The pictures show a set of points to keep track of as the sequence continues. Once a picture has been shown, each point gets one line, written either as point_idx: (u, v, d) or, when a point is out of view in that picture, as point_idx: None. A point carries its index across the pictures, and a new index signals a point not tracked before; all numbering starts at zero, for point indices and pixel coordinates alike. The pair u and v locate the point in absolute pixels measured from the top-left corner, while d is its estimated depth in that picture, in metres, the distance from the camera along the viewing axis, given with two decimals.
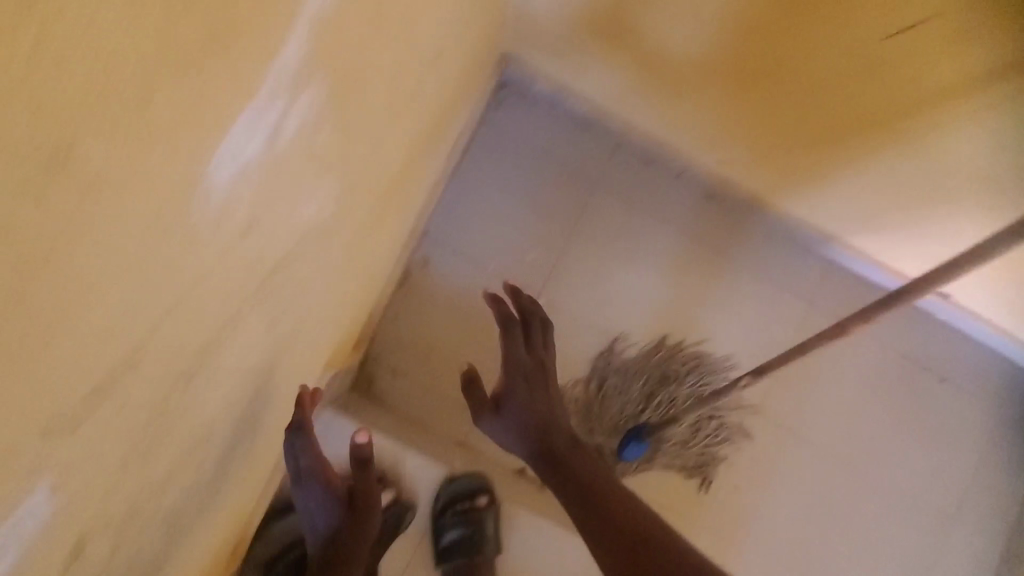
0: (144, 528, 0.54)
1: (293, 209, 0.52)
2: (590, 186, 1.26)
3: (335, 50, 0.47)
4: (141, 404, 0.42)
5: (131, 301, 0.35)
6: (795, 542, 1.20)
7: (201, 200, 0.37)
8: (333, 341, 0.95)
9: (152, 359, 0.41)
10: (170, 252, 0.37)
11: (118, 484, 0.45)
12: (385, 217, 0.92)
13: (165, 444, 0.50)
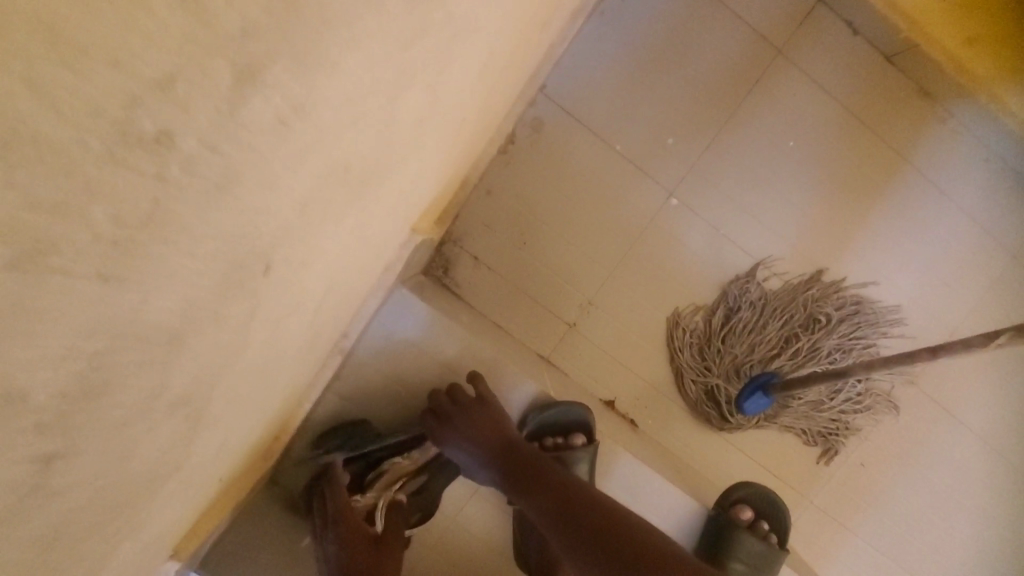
0: (167, 505, 0.38)
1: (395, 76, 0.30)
2: (772, 56, 0.94)
3: None
4: (123, 408, 0.22)
5: (63, 255, 0.13)
6: (913, 521, 1.07)
7: (261, 14, 0.15)
8: (430, 227, 0.76)
9: (138, 345, 0.19)
10: (167, 137, 0.14)
11: (109, 502, 0.26)
12: (514, 69, 0.67)
13: (197, 416, 0.32)
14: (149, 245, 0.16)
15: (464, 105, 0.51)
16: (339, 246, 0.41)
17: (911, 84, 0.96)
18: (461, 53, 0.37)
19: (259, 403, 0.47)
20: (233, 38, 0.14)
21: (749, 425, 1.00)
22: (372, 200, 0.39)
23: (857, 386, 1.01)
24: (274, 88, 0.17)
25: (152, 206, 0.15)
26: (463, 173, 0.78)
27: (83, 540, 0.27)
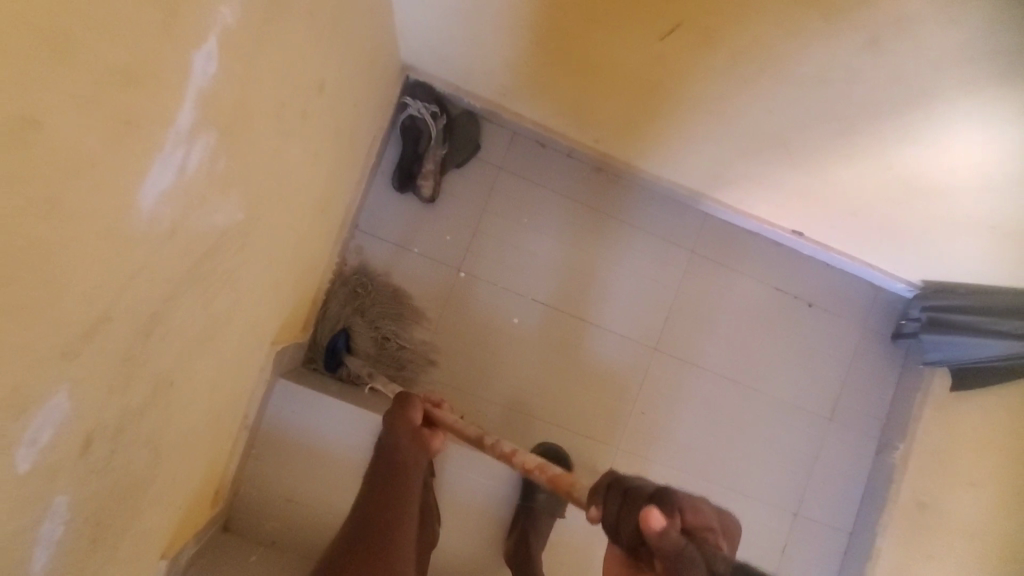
0: (159, 513, 0.80)
1: (215, 305, 0.75)
2: (497, 171, 1.46)
3: (223, 230, 0.69)
4: (137, 449, 0.66)
5: (121, 404, 0.59)
6: (694, 443, 1.56)
7: (150, 337, 0.60)
8: (291, 341, 1.20)
9: (137, 424, 0.64)
10: (134, 371, 0.59)
11: (135, 493, 0.70)
12: (314, 239, 1.14)
13: (165, 461, 0.76)
14: (133, 397, 0.61)
15: (274, 274, 0.96)
16: (217, 371, 0.85)
17: (588, 165, 1.50)
18: (248, 268, 0.83)
19: (196, 458, 0.89)
20: (145, 342, 0.59)
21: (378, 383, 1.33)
22: (223, 339, 0.82)
23: (621, 362, 1.52)
24: (157, 344, 0.62)
25: (134, 386, 0.60)
26: (308, 296, 1.24)
27: (129, 517, 0.70)
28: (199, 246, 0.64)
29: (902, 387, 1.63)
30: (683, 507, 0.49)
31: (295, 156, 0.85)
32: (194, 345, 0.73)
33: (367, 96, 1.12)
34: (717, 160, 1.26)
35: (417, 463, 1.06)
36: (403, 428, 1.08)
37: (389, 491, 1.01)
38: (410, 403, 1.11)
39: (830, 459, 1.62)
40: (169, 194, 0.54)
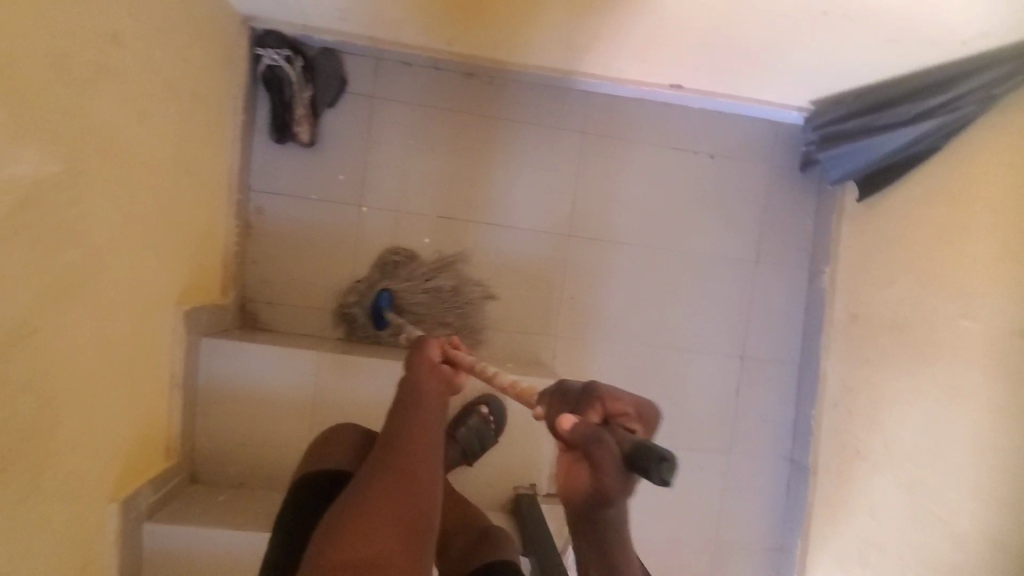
0: (82, 457, 0.90)
1: (64, 258, 0.82)
2: (370, 100, 1.49)
3: (41, 183, 0.75)
4: (15, 389, 0.74)
5: None
6: (627, 314, 1.62)
7: None
8: (205, 303, 1.27)
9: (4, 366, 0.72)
10: None
11: (34, 433, 0.78)
12: (192, 201, 1.19)
13: (63, 407, 0.84)
14: None
15: (144, 234, 1.02)
16: (101, 327, 0.92)
17: (458, 72, 1.52)
18: (99, 226, 0.89)
19: (113, 410, 0.97)
20: None
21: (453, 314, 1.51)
22: (92, 294, 0.89)
23: (538, 255, 1.58)
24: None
25: None
26: (211, 260, 1.30)
27: (37, 453, 0.79)
28: (8, 195, 0.70)
29: (820, 213, 1.67)
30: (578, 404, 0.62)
31: (113, 111, 0.90)
32: (52, 296, 0.80)
33: (198, 51, 1.15)
34: (562, 29, 1.27)
35: (438, 387, 0.84)
36: (426, 356, 0.90)
37: (409, 404, 0.81)
38: (428, 339, 0.95)
39: (765, 299, 1.67)
40: None
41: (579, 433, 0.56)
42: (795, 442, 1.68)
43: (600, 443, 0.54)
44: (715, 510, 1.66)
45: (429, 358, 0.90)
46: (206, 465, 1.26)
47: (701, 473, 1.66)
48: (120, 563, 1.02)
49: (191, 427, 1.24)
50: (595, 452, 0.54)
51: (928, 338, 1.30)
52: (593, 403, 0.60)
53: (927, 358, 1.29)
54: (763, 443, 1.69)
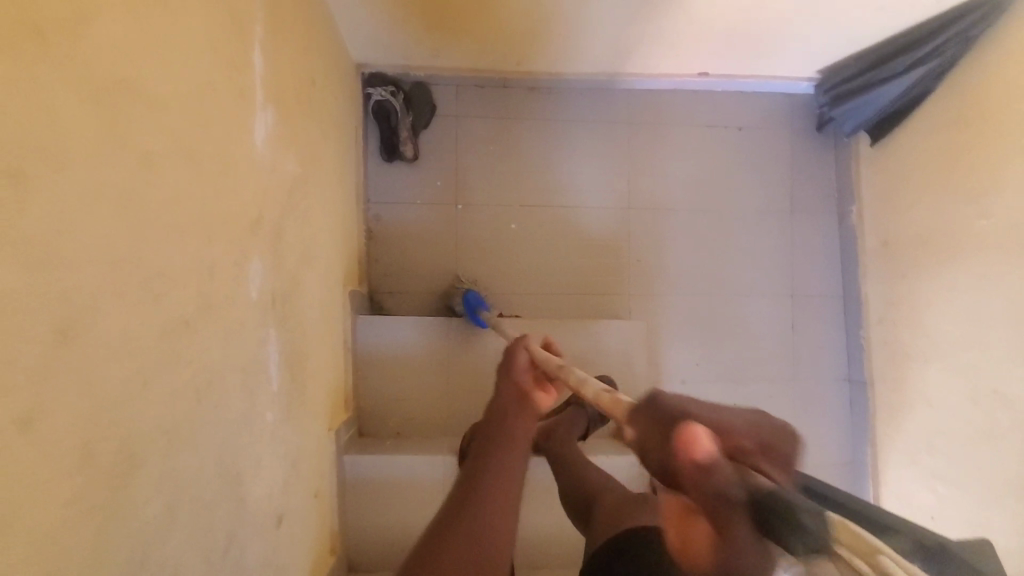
0: (318, 389, 1.19)
1: (304, 236, 1.13)
2: (456, 118, 1.83)
3: (295, 179, 1.07)
4: (294, 323, 1.04)
5: (280, 284, 0.97)
6: (687, 268, 1.90)
7: (282, 242, 0.99)
8: (355, 289, 1.58)
9: (291, 304, 1.02)
10: (280, 264, 0.98)
11: (302, 359, 1.08)
12: (344, 207, 1.51)
13: (309, 345, 1.14)
14: (284, 282, 0.99)
15: (328, 227, 1.34)
16: (318, 292, 1.23)
17: (522, 87, 1.85)
18: (313, 215, 1.21)
19: (326, 360, 1.27)
20: (281, 243, 0.98)
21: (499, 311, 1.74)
22: (314, 266, 1.20)
23: (606, 227, 1.87)
24: (285, 248, 1.00)
25: (283, 275, 0.99)
26: (354, 256, 1.61)
27: (304, 375, 1.09)
28: (287, 185, 1.02)
29: (839, 164, 1.94)
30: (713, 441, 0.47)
31: (313, 134, 1.23)
32: (301, 262, 1.11)
33: (340, 91, 1.49)
34: (612, 39, 1.60)
35: (529, 427, 0.86)
36: (517, 380, 0.94)
37: (504, 450, 0.81)
38: (515, 354, 0.98)
39: (804, 241, 1.94)
40: (268, 146, 0.92)
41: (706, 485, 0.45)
42: (851, 363, 1.91)
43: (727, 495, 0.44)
44: (790, 430, 1.88)
45: (517, 365, 0.96)
46: (369, 418, 1.58)
47: (773, 399, 1.89)
48: (336, 483, 1.30)
49: (356, 387, 1.57)
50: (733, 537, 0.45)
51: (953, 243, 1.55)
52: (718, 471, 0.45)
53: (955, 261, 1.54)
54: (823, 368, 1.92)
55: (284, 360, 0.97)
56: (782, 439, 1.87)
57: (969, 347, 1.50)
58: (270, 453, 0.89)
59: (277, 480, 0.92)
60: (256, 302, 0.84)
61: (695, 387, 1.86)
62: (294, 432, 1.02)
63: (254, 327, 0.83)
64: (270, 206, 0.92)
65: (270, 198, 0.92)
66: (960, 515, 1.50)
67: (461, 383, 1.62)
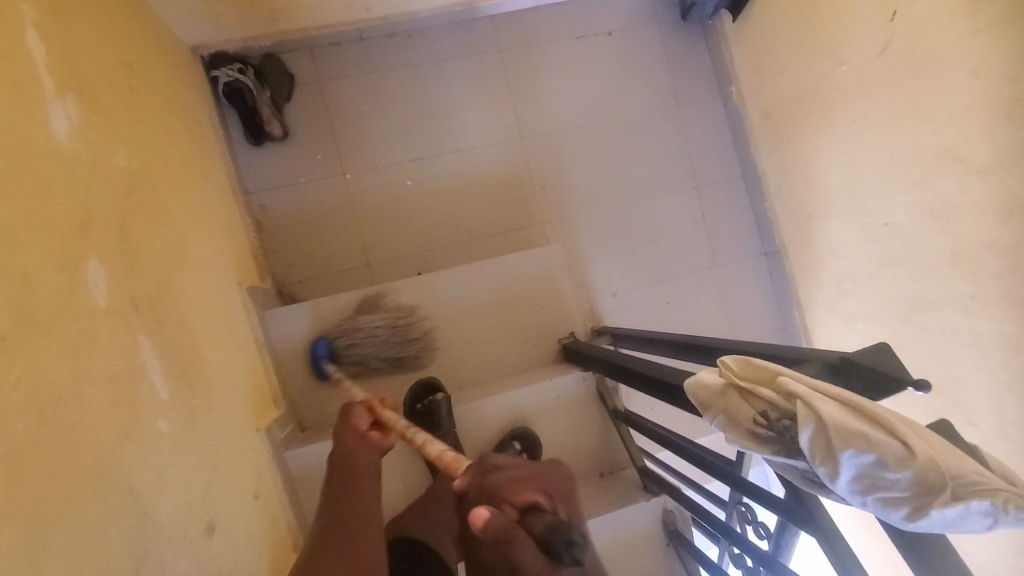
0: (228, 389, 1.12)
1: (163, 234, 1.04)
2: (320, 84, 1.73)
3: (130, 172, 0.98)
4: (171, 324, 0.97)
5: (137, 284, 0.89)
6: (591, 184, 1.90)
7: (127, 239, 0.90)
8: (255, 284, 1.49)
9: (159, 305, 0.94)
10: (133, 264, 0.89)
11: (195, 361, 1.01)
12: (215, 200, 1.41)
13: (202, 346, 1.06)
14: (143, 282, 0.91)
15: (198, 223, 1.24)
16: (201, 290, 1.14)
17: (380, 36, 1.76)
18: (170, 209, 1.11)
19: (233, 359, 1.19)
20: (126, 241, 0.89)
21: (387, 367, 1.55)
22: (187, 262, 1.12)
23: (503, 162, 1.84)
24: (136, 246, 0.92)
25: (139, 275, 0.91)
26: (246, 249, 1.52)
27: (203, 377, 1.03)
28: (121, 179, 0.93)
29: (711, 48, 1.97)
30: (506, 495, 0.58)
31: (147, 123, 1.12)
32: (165, 258, 1.02)
33: (175, 76, 1.37)
34: None
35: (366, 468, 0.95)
36: (353, 428, 1.04)
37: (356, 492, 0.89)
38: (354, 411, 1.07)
39: (695, 131, 1.97)
40: (77, 136, 0.83)
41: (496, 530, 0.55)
42: (764, 236, 1.98)
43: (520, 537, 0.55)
44: (723, 313, 1.95)
45: (346, 425, 1.04)
46: (307, 409, 1.53)
47: (701, 289, 1.94)
48: (283, 480, 1.25)
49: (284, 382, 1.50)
50: (524, 546, 0.54)
51: (823, 95, 1.60)
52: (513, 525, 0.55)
53: (828, 112, 1.60)
54: (740, 248, 1.98)
55: (163, 365, 0.90)
56: (717, 324, 1.94)
57: (856, 190, 1.58)
58: (171, 461, 0.84)
59: (192, 486, 0.87)
60: (107, 307, 0.78)
61: (627, 297, 1.89)
62: (203, 437, 0.95)
63: (108, 333, 0.77)
64: (98, 202, 0.83)
65: (95, 192, 0.83)
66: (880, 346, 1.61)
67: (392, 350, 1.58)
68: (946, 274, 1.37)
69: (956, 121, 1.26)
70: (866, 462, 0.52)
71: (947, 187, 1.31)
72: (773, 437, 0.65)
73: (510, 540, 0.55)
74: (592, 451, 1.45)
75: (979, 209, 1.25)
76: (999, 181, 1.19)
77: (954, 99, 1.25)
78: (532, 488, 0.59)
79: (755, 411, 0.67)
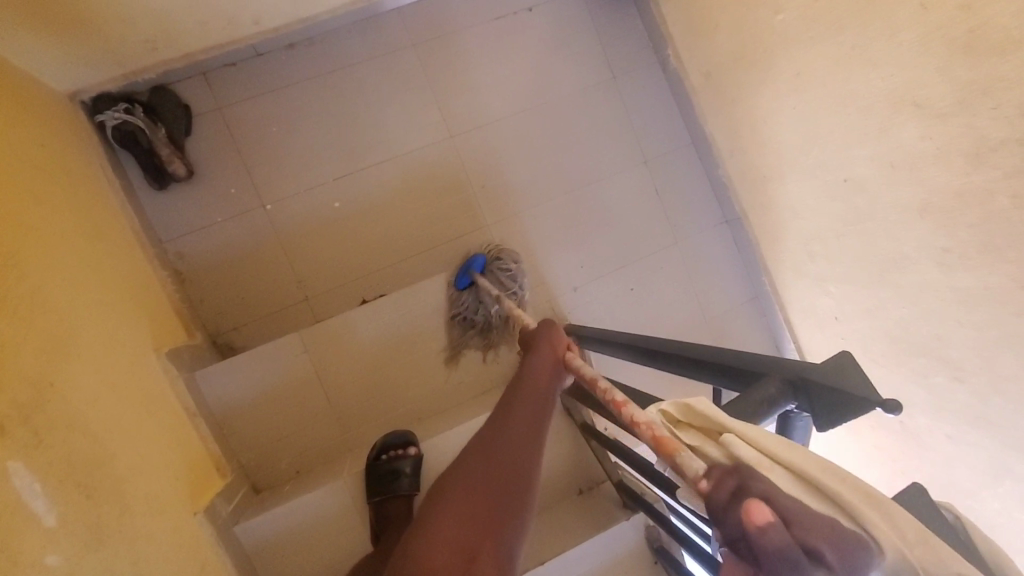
0: (152, 481, 1.01)
1: (42, 326, 0.92)
2: (222, 112, 1.58)
3: None
4: (61, 433, 0.85)
5: (8, 400, 0.78)
6: (535, 176, 1.78)
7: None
8: (180, 344, 1.37)
9: (41, 416, 0.83)
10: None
11: (99, 466, 0.90)
12: (116, 262, 1.27)
13: (110, 443, 0.95)
14: (16, 395, 0.80)
15: (95, 298, 1.12)
16: (104, 377, 1.03)
17: (281, 49, 1.61)
18: (51, 292, 0.99)
19: (156, 443, 1.09)
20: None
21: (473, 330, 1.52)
22: (81, 350, 1.00)
23: (437, 166, 1.71)
24: (1, 352, 0.80)
25: (10, 387, 0.79)
26: (165, 308, 1.39)
27: (114, 480, 0.92)
28: None
29: (642, 10, 1.83)
30: (784, 514, 0.44)
31: (9, 198, 0.98)
32: (48, 355, 0.90)
33: (47, 132, 1.22)
34: None
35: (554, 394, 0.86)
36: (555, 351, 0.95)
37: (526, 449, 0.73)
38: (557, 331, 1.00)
39: (635, 103, 1.85)
40: None
41: (763, 549, 0.42)
42: (723, 204, 1.88)
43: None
44: (690, 291, 1.86)
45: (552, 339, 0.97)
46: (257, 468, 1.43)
47: (664, 271, 1.85)
48: (233, 561, 1.15)
49: (228, 444, 1.39)
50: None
51: (763, 50, 1.48)
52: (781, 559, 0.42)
53: (772, 68, 1.48)
54: (700, 219, 1.89)
55: (53, 486, 0.79)
56: (685, 305, 1.85)
57: (811, 148, 1.47)
58: None
59: None
60: None
61: (588, 290, 1.79)
62: (120, 551, 0.85)
63: None
64: None
65: None
66: (855, 307, 1.53)
67: (344, 390, 1.48)
68: (915, 228, 1.28)
69: (906, 67, 1.16)
70: None
71: (905, 136, 1.22)
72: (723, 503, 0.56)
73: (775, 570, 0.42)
74: (566, 469, 1.37)
75: (942, 157, 1.16)
76: (961, 126, 1.09)
77: (902, 43, 1.15)
78: (818, 524, 0.43)
79: (701, 471, 0.57)
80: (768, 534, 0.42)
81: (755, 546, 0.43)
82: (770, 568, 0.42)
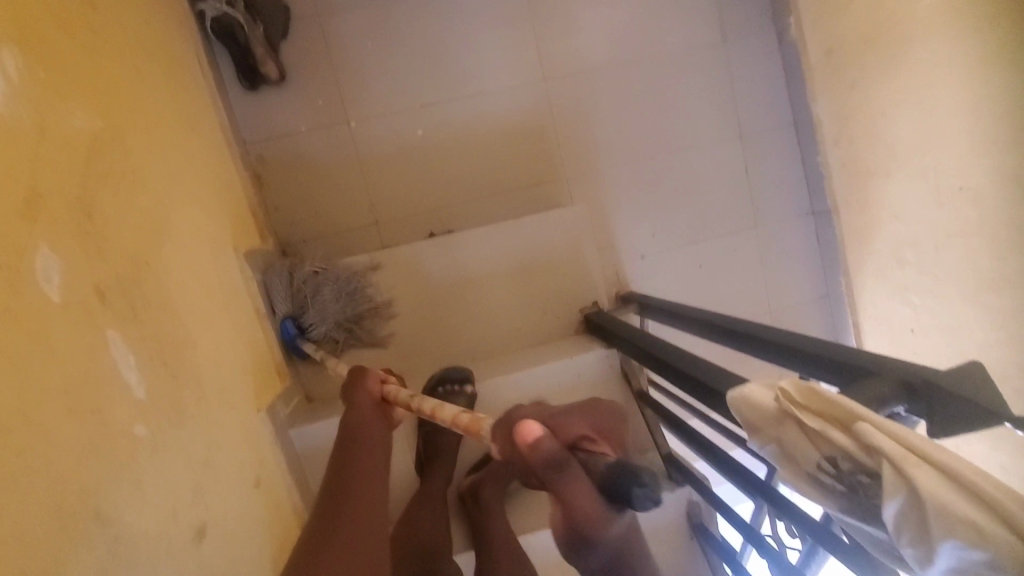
0: (224, 372, 1.04)
1: (141, 205, 0.93)
2: (320, 20, 1.54)
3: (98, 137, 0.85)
4: (153, 310, 0.87)
5: (108, 270, 0.79)
6: (622, 135, 1.71)
7: (95, 217, 0.79)
8: (254, 247, 1.38)
9: (138, 291, 0.85)
10: (101, 246, 0.79)
11: (183, 347, 0.93)
12: (207, 155, 1.28)
13: (193, 329, 0.97)
14: (116, 266, 0.81)
15: (187, 187, 1.13)
16: (191, 264, 1.04)
17: None
18: (150, 173, 1.00)
19: (230, 336, 1.11)
20: (93, 220, 0.78)
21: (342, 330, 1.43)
22: (173, 235, 1.01)
23: (524, 109, 1.65)
24: (105, 222, 0.81)
25: (111, 258, 0.80)
26: (244, 209, 1.40)
27: (194, 363, 0.94)
28: (83, 144, 0.81)
29: None
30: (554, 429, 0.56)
31: (118, 72, 0.98)
32: (145, 233, 0.92)
33: (154, 12, 1.20)
34: None
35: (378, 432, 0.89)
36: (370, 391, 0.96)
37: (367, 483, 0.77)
38: (367, 373, 1.00)
39: (740, 73, 1.74)
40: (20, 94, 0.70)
41: (543, 455, 0.53)
42: (813, 194, 1.79)
43: (570, 477, 0.52)
44: (760, 278, 1.80)
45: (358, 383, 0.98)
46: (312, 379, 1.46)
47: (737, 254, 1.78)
48: (285, 461, 1.19)
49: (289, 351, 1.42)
50: (579, 484, 0.52)
51: (896, 33, 1.37)
52: (563, 462, 0.53)
53: (901, 55, 1.37)
54: (785, 206, 1.80)
55: (145, 358, 0.82)
56: (753, 291, 1.79)
57: (928, 148, 1.37)
58: (153, 467, 0.76)
59: (180, 490, 0.80)
60: (64, 304, 0.68)
61: (656, 261, 1.74)
62: (194, 431, 0.88)
63: (67, 335, 0.67)
64: (53, 178, 0.72)
65: (48, 167, 0.72)
66: (937, 323, 1.45)
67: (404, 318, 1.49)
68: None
69: None
70: (972, 558, 0.42)
71: None
72: (843, 491, 0.53)
73: (562, 468, 0.52)
74: None
75: None
76: None
77: None
78: (583, 424, 0.56)
79: (821, 454, 0.55)
80: (545, 444, 0.53)
81: (536, 467, 0.54)
82: (553, 485, 0.53)
